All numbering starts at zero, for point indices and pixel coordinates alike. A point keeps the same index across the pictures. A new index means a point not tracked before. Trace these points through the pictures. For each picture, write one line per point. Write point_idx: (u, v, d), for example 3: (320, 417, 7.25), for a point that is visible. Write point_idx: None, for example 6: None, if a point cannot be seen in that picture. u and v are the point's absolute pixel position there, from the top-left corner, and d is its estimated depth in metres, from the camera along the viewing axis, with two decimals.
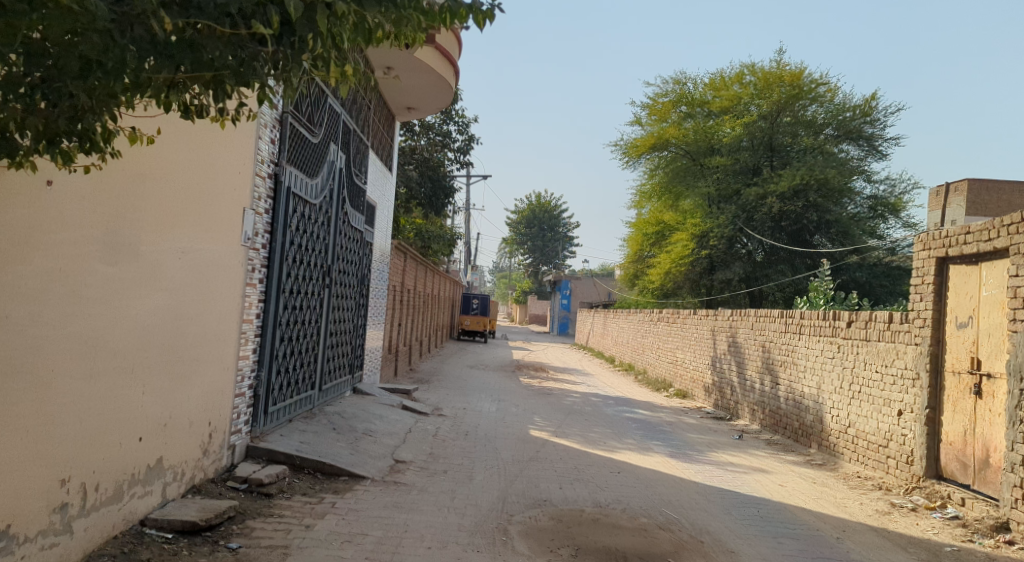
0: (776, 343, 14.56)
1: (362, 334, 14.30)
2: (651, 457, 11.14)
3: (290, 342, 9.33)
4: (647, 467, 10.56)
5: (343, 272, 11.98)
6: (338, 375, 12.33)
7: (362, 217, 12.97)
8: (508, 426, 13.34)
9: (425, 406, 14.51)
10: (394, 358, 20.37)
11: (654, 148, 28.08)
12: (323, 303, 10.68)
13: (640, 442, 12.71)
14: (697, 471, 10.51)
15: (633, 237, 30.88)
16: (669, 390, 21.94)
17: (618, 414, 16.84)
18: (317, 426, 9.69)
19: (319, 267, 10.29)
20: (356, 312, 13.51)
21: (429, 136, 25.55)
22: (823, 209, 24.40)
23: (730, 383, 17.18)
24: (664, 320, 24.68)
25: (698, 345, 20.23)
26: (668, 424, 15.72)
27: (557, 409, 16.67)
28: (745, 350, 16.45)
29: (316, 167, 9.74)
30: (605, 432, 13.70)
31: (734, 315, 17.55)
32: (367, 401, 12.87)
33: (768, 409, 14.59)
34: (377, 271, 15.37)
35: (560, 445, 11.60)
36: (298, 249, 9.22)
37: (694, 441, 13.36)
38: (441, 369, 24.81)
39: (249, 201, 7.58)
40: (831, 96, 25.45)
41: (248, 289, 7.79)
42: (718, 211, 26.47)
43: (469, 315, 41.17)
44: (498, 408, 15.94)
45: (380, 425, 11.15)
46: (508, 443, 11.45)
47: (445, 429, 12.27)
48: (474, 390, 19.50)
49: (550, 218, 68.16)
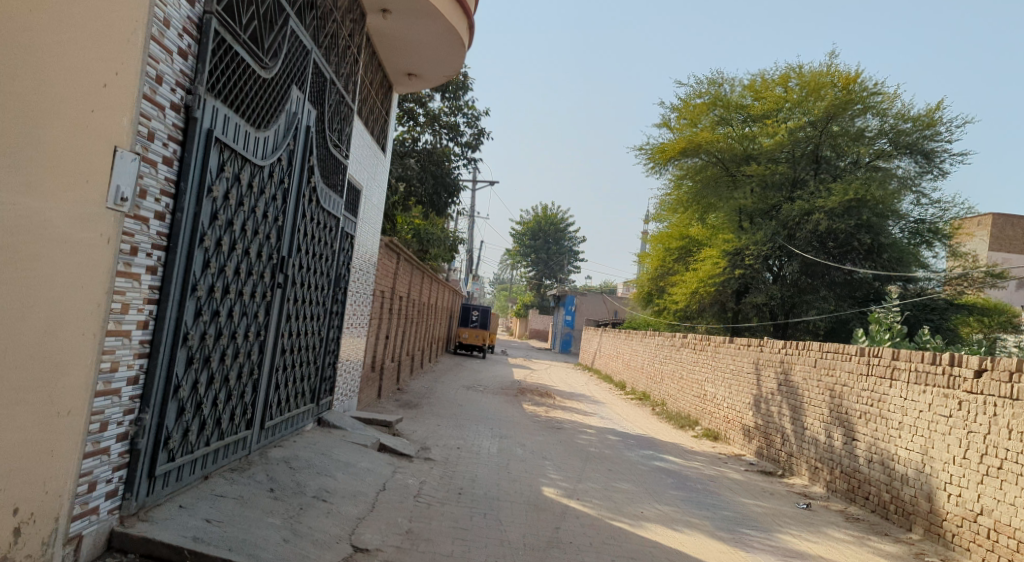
0: (856, 389, 11.65)
1: (334, 350, 11.40)
2: (711, 542, 8.22)
3: (215, 365, 6.41)
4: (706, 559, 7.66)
5: (310, 269, 9.08)
6: (295, 404, 9.42)
7: (341, 200, 10.05)
8: (515, 479, 10.41)
9: (411, 446, 11.54)
10: (380, 376, 17.45)
11: (684, 153, 24.96)
12: (275, 308, 7.77)
13: (687, 509, 9.76)
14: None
15: (656, 253, 27.88)
16: (697, 430, 19.09)
17: (645, 461, 13.89)
18: (247, 488, 6.77)
19: (269, 258, 7.37)
20: (327, 323, 10.62)
21: (434, 128, 22.91)
22: (875, 231, 21.45)
23: (783, 431, 14.32)
24: (690, 347, 21.75)
25: (736, 381, 17.33)
26: (708, 480, 12.76)
27: (572, 452, 13.69)
28: (807, 393, 13.54)
29: (266, 114, 6.79)
30: (639, 489, 10.77)
31: (791, 349, 14.63)
32: (334, 441, 9.95)
33: (841, 471, 11.78)
34: (361, 274, 12.43)
35: (585, 515, 8.68)
36: (233, 228, 6.31)
37: (753, 512, 10.41)
38: (433, 389, 21.84)
39: (129, 136, 4.65)
40: (888, 105, 22.06)
41: (123, 281, 4.84)
42: (755, 227, 23.46)
43: (467, 328, 38.13)
44: (500, 449, 12.99)
45: (342, 479, 8.19)
46: (517, 514, 8.51)
47: (434, 484, 9.33)
48: (471, 420, 16.54)
49: (556, 230, 65.29)
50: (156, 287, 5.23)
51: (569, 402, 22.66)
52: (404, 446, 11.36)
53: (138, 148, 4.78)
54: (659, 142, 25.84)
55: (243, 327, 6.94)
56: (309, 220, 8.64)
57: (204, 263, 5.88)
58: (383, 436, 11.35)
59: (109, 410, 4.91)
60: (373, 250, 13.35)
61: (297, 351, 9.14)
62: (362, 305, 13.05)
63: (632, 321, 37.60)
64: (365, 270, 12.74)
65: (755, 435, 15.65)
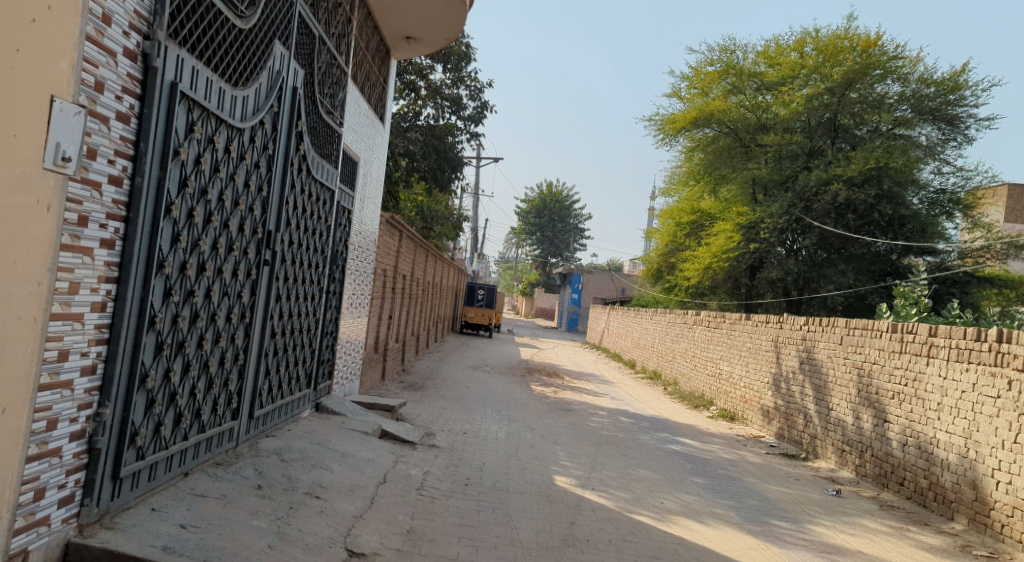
0: (890, 368, 11.03)
1: (332, 332, 10.73)
2: (739, 537, 7.56)
3: (192, 352, 5.74)
4: (736, 556, 7.00)
5: (302, 245, 8.38)
6: (290, 390, 8.76)
7: (335, 171, 9.34)
8: (526, 468, 9.75)
9: (415, 433, 10.89)
10: (383, 358, 16.81)
11: (695, 124, 24.16)
12: (262, 287, 7.09)
13: (710, 499, 9.10)
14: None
15: (665, 229, 27.11)
16: (712, 410, 18.50)
17: (661, 445, 13.23)
18: (231, 485, 6.12)
19: (253, 232, 6.68)
20: (324, 304, 9.94)
21: (436, 100, 22.14)
22: (896, 201, 20.65)
23: (807, 412, 13.79)
24: (703, 325, 21.06)
25: (755, 360, 16.74)
26: (729, 465, 12.09)
27: (584, 436, 13.02)
28: (833, 373, 12.94)
29: (243, 70, 6.06)
30: (657, 477, 10.12)
31: (815, 326, 13.99)
32: (333, 429, 9.29)
33: (872, 455, 11.27)
34: (360, 252, 11.75)
35: (601, 508, 8.02)
36: (208, 198, 5.62)
37: (781, 501, 9.74)
38: (438, 370, 21.21)
39: (67, 86, 4.07)
40: (911, 70, 21.23)
41: (69, 256, 4.22)
42: (771, 199, 22.70)
43: (473, 307, 37.47)
44: (509, 434, 12.34)
45: (339, 472, 7.52)
46: (528, 507, 7.85)
47: (439, 475, 8.67)
48: (477, 403, 15.90)
49: (561, 207, 64.42)
50: (115, 262, 4.57)
51: (578, 382, 22.01)
52: (407, 432, 10.71)
53: (83, 99, 4.20)
54: (669, 113, 25.03)
55: (224, 308, 6.26)
56: (300, 192, 7.94)
57: (173, 237, 5.19)
58: (385, 423, 10.70)
59: (59, 405, 4.30)
60: (374, 227, 12.66)
61: (290, 334, 8.46)
62: (362, 286, 12.38)
63: (640, 299, 36.90)
64: (365, 248, 12.06)
65: (776, 415, 15.15)
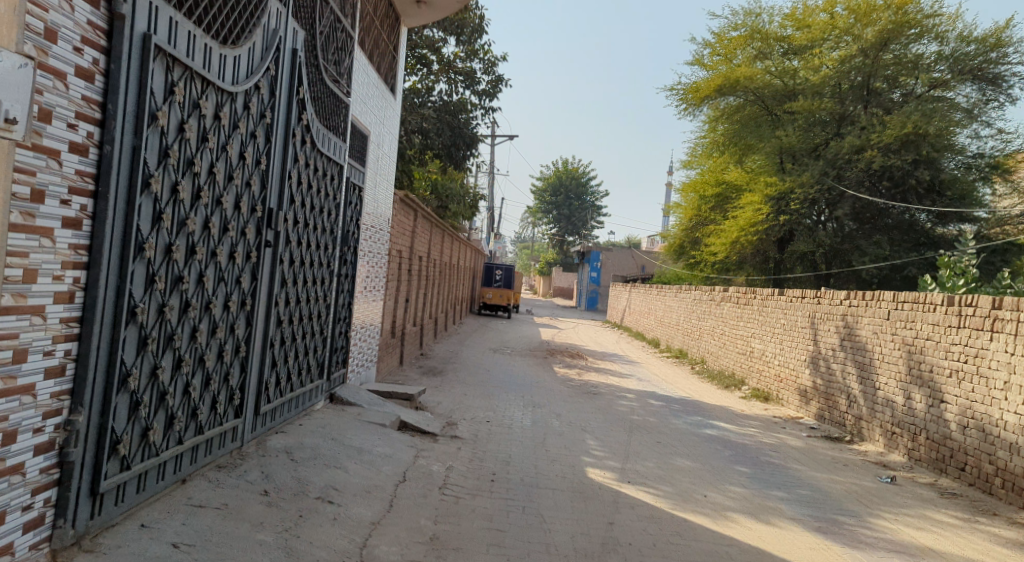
0: (944, 345, 10.45)
1: (346, 318, 10.07)
2: (793, 537, 6.87)
3: (184, 345, 5.15)
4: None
5: (310, 225, 7.72)
6: (301, 382, 8.11)
7: (344, 144, 8.61)
8: (556, 459, 9.07)
9: (436, 424, 10.23)
10: (401, 343, 16.16)
11: (720, 92, 23.36)
12: (265, 272, 6.45)
13: (756, 492, 8.40)
14: None
15: (688, 204, 26.32)
16: (744, 390, 17.84)
17: (695, 429, 12.52)
18: (233, 492, 5.47)
19: (253, 211, 6.01)
20: (336, 288, 9.27)
21: (450, 74, 21.38)
22: (933, 164, 19.99)
23: (850, 391, 13.21)
24: (731, 301, 20.33)
25: (790, 337, 16.08)
26: (770, 451, 11.36)
27: (614, 422, 12.31)
28: (880, 351, 12.28)
29: (230, 27, 5.38)
30: (696, 468, 9.43)
31: (857, 301, 13.31)
32: (348, 422, 8.62)
33: (927, 438, 10.73)
34: (374, 233, 11.07)
35: (641, 506, 7.34)
36: (197, 172, 5.02)
37: (832, 493, 9.02)
38: (458, 353, 20.56)
39: (8, 33, 3.67)
40: (950, 30, 20.32)
41: (20, 238, 3.85)
42: (801, 168, 21.93)
43: (492, 288, 36.77)
44: (535, 421, 11.66)
45: (354, 471, 6.85)
46: (561, 505, 7.17)
47: (463, 470, 8.00)
48: (500, 388, 15.23)
49: (578, 185, 63.52)
50: (83, 244, 4.18)
51: (603, 362, 21.32)
52: (427, 423, 10.05)
53: (31, 49, 3.80)
54: (692, 82, 24.19)
55: (221, 295, 5.63)
56: (305, 166, 7.27)
57: (154, 216, 4.64)
58: (404, 413, 10.04)
59: (17, 415, 3.92)
60: (388, 206, 11.97)
61: (299, 321, 7.81)
62: (377, 269, 11.70)
63: (662, 276, 36.11)
64: (379, 228, 11.37)
65: (815, 396, 14.60)
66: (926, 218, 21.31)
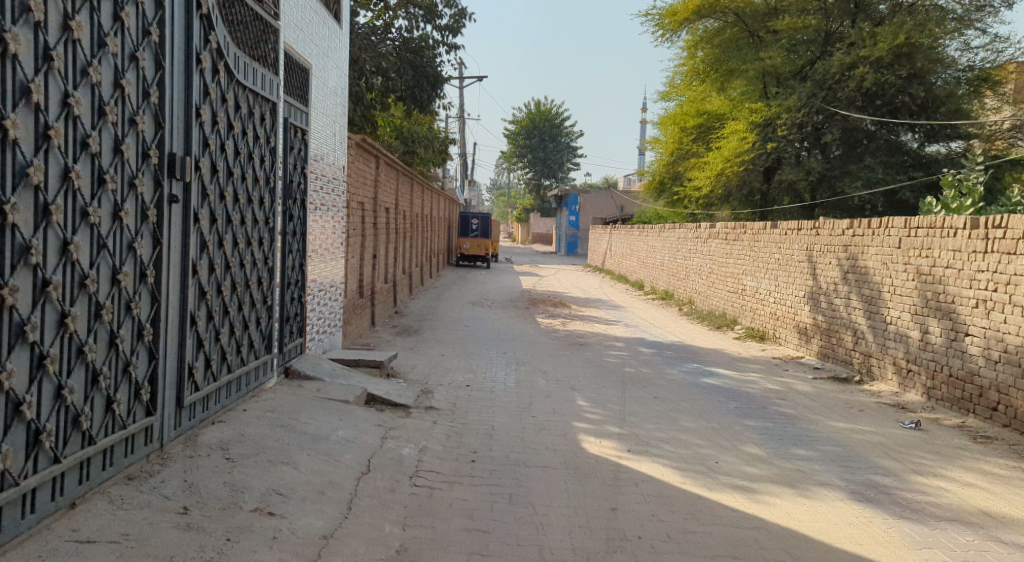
0: (969, 274, 9.55)
1: (299, 282, 8.85)
2: (828, 515, 5.96)
3: (46, 338, 4.06)
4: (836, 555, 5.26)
5: (246, 175, 6.49)
6: (248, 358, 6.94)
7: (280, 76, 7.29)
8: (546, 430, 8.00)
9: (409, 393, 9.10)
10: (370, 302, 14.97)
11: (700, 15, 22.21)
12: (179, 234, 5.26)
13: (774, 459, 7.43)
14: None
15: (667, 139, 25.09)
16: (737, 330, 16.90)
17: (693, 379, 11.50)
18: (137, 519, 4.32)
19: (145, 157, 4.81)
20: (285, 247, 8.00)
21: (407, 10, 19.85)
22: (925, 79, 19.33)
23: (856, 327, 12.22)
24: (719, 238, 19.27)
25: (787, 273, 15.04)
26: (778, 401, 10.34)
27: (605, 376, 11.25)
28: (891, 282, 11.26)
29: None
30: (702, 431, 8.41)
31: (862, 230, 12.23)
32: (302, 400, 7.46)
33: (949, 375, 9.80)
34: (327, 185, 9.81)
35: (647, 483, 6.42)
36: (36, 106, 3.93)
37: (856, 450, 8.03)
38: (435, 308, 19.42)
39: None
40: None
41: None
42: (788, 90, 21.00)
43: (467, 238, 35.46)
44: (518, 381, 10.58)
45: (306, 465, 5.72)
46: (554, 491, 6.14)
47: (437, 450, 6.91)
48: (479, 345, 14.13)
49: (551, 126, 61.85)
50: None
51: (587, 309, 20.23)
52: (398, 394, 8.93)
53: None
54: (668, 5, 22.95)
55: (106, 268, 4.49)
56: (230, 103, 6.03)
57: None
58: (370, 385, 8.90)
59: None
60: (343, 154, 10.70)
61: (242, 290, 6.61)
62: (334, 224, 10.46)
63: (642, 215, 34.95)
64: (332, 179, 10.09)
65: (817, 333, 13.62)
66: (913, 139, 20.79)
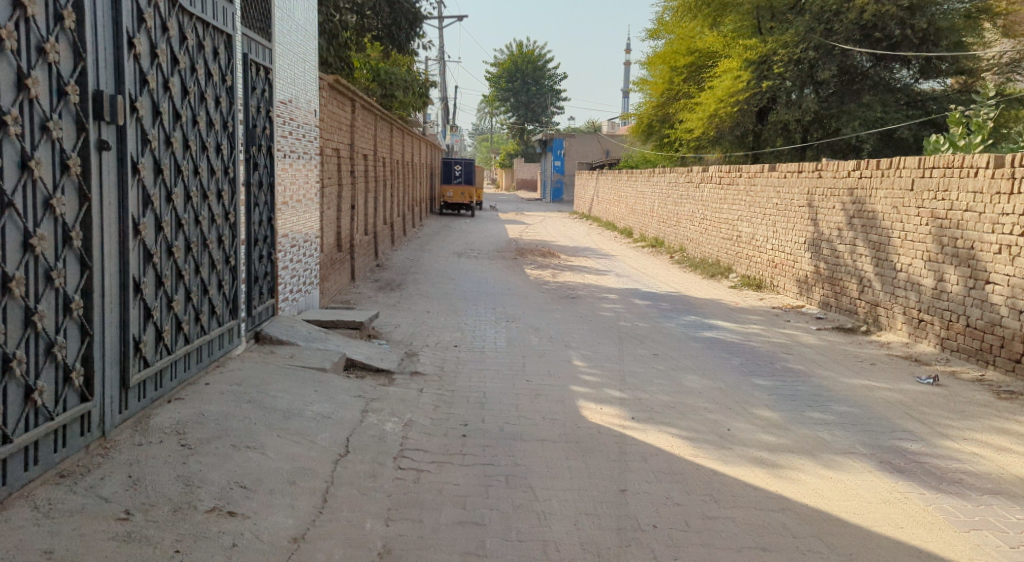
0: (990, 217, 9.01)
1: (268, 238, 8.11)
2: (859, 492, 5.35)
3: None
4: (877, 540, 4.66)
5: (199, 118, 5.71)
6: (211, 327, 6.20)
7: (235, 6, 6.47)
8: (541, 398, 7.36)
9: (392, 357, 8.43)
10: (350, 256, 14.25)
11: None
12: (113, 187, 4.51)
13: (790, 425, 6.82)
14: (999, 548, 4.59)
15: (658, 80, 24.77)
16: (733, 279, 16.32)
17: (693, 333, 10.90)
18: (66, 530, 3.64)
19: (62, 95, 4.05)
20: (250, 200, 7.24)
21: None
22: (926, 11, 19.08)
23: (862, 274, 11.60)
24: (712, 182, 18.57)
25: (786, 218, 14.37)
26: (785, 356, 9.72)
27: (601, 333, 10.60)
28: (903, 226, 10.64)
29: None
30: (710, 393, 7.79)
31: (869, 171, 11.56)
32: (273, 369, 6.75)
33: (967, 326, 9.26)
34: (296, 131, 9.00)
35: (656, 459, 5.80)
36: None
37: (877, 409, 7.44)
38: (420, 260, 18.72)
39: None
40: None
41: None
42: (786, 25, 20.58)
43: (450, 186, 34.52)
44: (508, 340, 9.93)
45: (276, 449, 5.04)
46: (555, 471, 5.50)
47: (424, 425, 6.25)
48: (465, 299, 13.47)
49: (534, 69, 60.55)
50: None
51: (576, 259, 19.54)
52: (381, 359, 8.26)
53: None
54: None
55: (13, 231, 3.77)
56: (174, 34, 5.23)
57: None
58: (350, 349, 8.22)
59: None
60: (314, 97, 9.88)
61: (201, 251, 5.87)
62: (306, 174, 9.67)
63: (629, 160, 34.15)
64: (302, 124, 9.27)
65: (818, 281, 13.02)
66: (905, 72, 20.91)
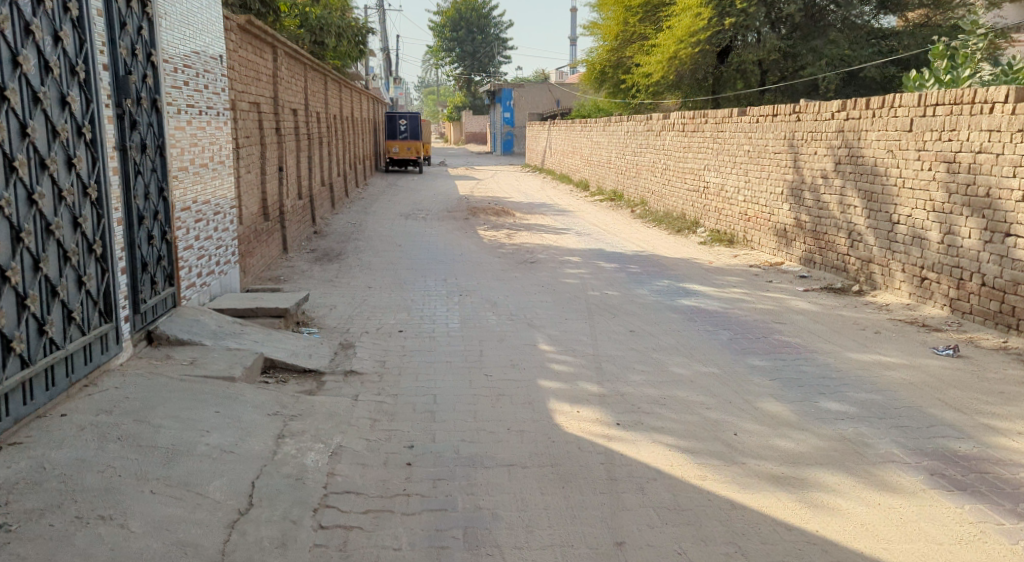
0: (1011, 158, 7.90)
1: (162, 214, 6.63)
2: (922, 529, 4.12)
3: None
4: None
5: (27, 59, 4.32)
6: (71, 337, 4.77)
7: None
8: (505, 401, 6.02)
9: (322, 352, 7.01)
10: (280, 225, 12.68)
11: None
12: None
13: (809, 422, 5.58)
14: None
15: (611, 22, 23.49)
16: (701, 234, 15.09)
17: (671, 301, 9.64)
18: None
19: None
20: (128, 167, 5.79)
21: None
22: None
23: (852, 227, 10.40)
24: (674, 130, 17.26)
25: (759, 166, 13.10)
26: (777, 325, 8.52)
27: (567, 305, 9.28)
28: (901, 172, 9.45)
29: None
30: (705, 382, 6.52)
31: (857, 110, 10.32)
32: (162, 384, 5.33)
33: (983, 285, 8.15)
34: (193, 81, 7.44)
35: (655, 489, 4.51)
36: None
37: (904, 390, 6.25)
38: (363, 224, 17.19)
39: None
40: None
41: None
42: None
43: (396, 140, 32.64)
44: (460, 320, 8.54)
45: (143, 516, 3.69)
46: (527, 517, 4.18)
47: (357, 453, 4.88)
48: (411, 268, 12.02)
49: (479, 17, 58.44)
50: None
51: (532, 218, 18.13)
52: (308, 356, 6.84)
53: None
54: None
55: None
56: None
57: None
58: (269, 346, 6.79)
59: None
60: (218, 39, 8.30)
61: (44, 241, 4.49)
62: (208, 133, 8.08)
63: (581, 108, 32.70)
64: (201, 71, 7.70)
65: (800, 235, 11.81)
66: (867, 7, 20.76)
